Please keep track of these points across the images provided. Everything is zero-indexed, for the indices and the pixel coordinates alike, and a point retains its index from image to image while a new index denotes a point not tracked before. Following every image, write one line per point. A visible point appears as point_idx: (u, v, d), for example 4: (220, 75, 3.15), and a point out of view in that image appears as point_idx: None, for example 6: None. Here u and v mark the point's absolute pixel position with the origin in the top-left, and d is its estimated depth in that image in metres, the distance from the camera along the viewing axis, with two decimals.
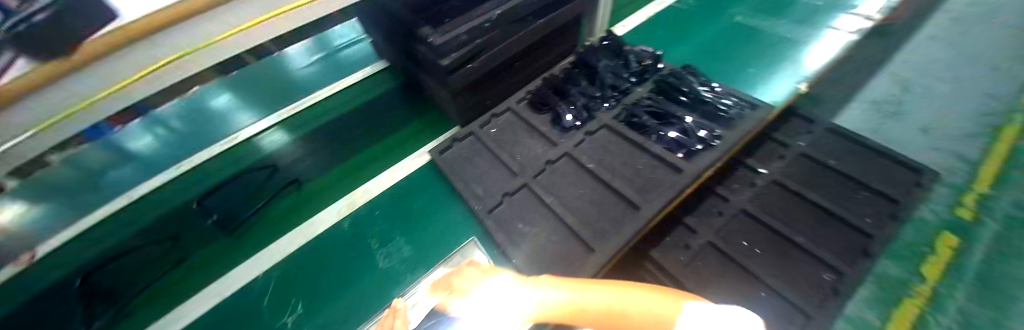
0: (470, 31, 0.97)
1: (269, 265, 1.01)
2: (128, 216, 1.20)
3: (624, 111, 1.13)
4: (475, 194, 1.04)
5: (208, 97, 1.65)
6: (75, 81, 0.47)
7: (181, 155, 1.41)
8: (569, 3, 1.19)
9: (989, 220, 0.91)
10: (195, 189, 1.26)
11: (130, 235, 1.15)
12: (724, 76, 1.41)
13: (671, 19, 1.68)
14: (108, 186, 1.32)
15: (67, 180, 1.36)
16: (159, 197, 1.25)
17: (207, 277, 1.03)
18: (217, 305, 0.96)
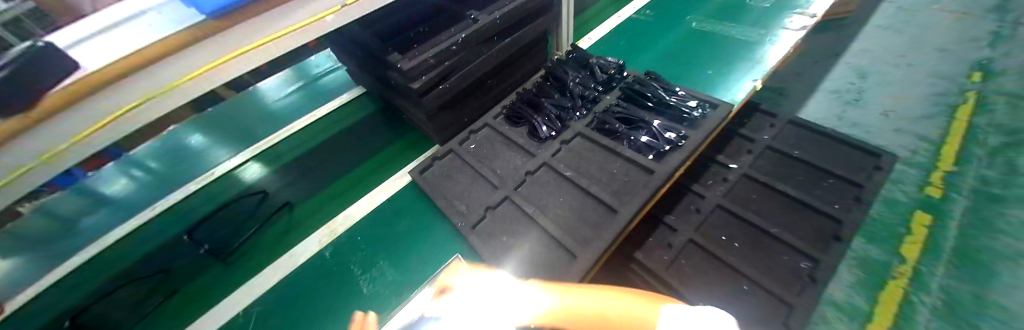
0: (438, 55, 1.01)
1: (250, 301, 0.98)
2: (103, 261, 1.16)
3: (596, 119, 1.17)
4: (458, 211, 1.05)
5: (183, 135, 1.63)
6: (39, 134, 0.48)
7: (156, 196, 1.37)
8: (533, 21, 1.26)
9: (958, 196, 1.12)
10: (172, 228, 1.23)
11: (104, 280, 1.10)
12: (686, 78, 1.49)
13: (633, 30, 1.77)
14: (82, 232, 1.28)
15: (37, 230, 1.31)
16: (138, 238, 1.22)
17: (187, 317, 0.99)
18: None
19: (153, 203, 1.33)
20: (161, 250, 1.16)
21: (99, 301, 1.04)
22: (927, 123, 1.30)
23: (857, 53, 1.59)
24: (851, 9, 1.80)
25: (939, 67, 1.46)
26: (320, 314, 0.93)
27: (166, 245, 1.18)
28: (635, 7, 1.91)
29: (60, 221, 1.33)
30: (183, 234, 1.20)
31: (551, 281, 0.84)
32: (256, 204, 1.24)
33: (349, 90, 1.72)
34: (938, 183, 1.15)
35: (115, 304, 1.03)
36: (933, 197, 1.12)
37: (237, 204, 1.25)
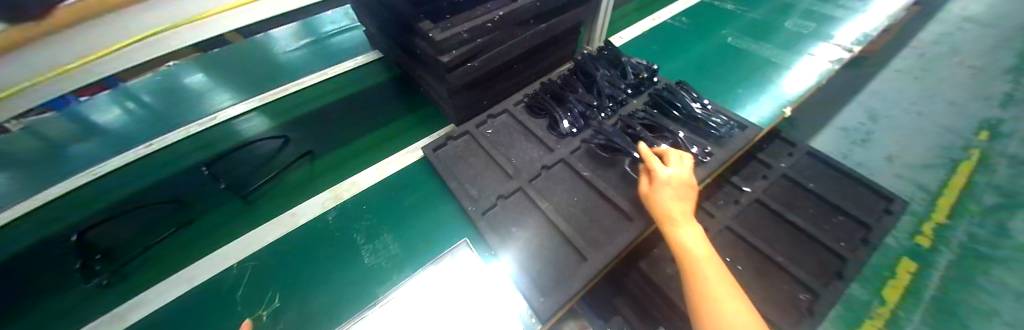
0: (471, 30, 0.96)
1: (245, 255, 0.95)
2: (90, 193, 1.12)
3: (620, 121, 1.14)
4: (469, 195, 1.02)
5: (185, 74, 1.57)
6: (44, 49, 0.45)
7: (151, 134, 1.32)
8: (570, 10, 1.20)
9: (947, 249, 1.17)
10: (164, 171, 1.19)
11: (87, 214, 1.05)
12: (711, 92, 1.45)
13: (663, 34, 1.73)
14: (72, 160, 1.23)
15: (26, 150, 1.27)
16: (129, 175, 1.17)
17: (177, 261, 0.95)
18: (185, 294, 0.89)
19: (149, 141, 1.28)
20: (156, 192, 1.12)
21: (98, 226, 1.01)
22: (931, 174, 1.31)
23: (880, 92, 1.57)
24: (877, 47, 1.78)
25: (952, 119, 1.46)
26: (315, 278, 0.91)
27: (156, 187, 1.13)
28: (668, 12, 1.86)
29: (49, 145, 1.28)
30: (176, 179, 1.16)
31: (689, 227, 0.77)
32: (259, 157, 1.21)
33: (363, 53, 1.67)
34: (929, 233, 1.20)
35: (118, 230, 1.01)
36: (922, 247, 1.17)
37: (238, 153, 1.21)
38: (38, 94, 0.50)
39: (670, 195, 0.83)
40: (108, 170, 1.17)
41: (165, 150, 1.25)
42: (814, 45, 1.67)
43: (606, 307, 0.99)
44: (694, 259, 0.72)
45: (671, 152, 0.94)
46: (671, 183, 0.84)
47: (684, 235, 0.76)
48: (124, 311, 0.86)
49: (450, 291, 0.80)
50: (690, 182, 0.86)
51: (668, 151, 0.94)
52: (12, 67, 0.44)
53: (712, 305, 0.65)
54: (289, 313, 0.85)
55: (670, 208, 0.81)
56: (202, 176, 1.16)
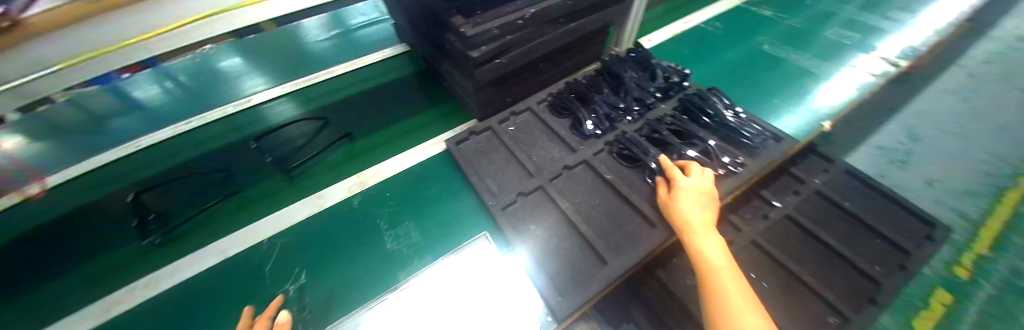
0: (502, 27, 0.96)
1: (276, 233, 0.99)
2: (132, 164, 1.19)
3: (646, 126, 1.11)
4: (490, 190, 1.02)
5: (221, 57, 1.64)
6: (92, 29, 0.51)
7: (191, 111, 1.39)
8: (602, 10, 1.18)
9: (989, 282, 1.09)
10: (196, 148, 1.24)
11: (128, 184, 1.13)
12: (745, 100, 1.40)
13: (694, 39, 1.68)
14: (115, 133, 1.31)
15: (74, 120, 1.35)
16: (169, 148, 1.23)
17: (213, 232, 1.00)
18: (218, 264, 0.93)
19: (185, 119, 1.34)
20: (192, 167, 1.17)
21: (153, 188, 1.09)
22: (977, 201, 1.22)
23: (929, 105, 1.45)
24: (930, 59, 1.64)
25: (1006, 144, 1.35)
26: (335, 260, 0.93)
27: (193, 161, 1.19)
28: (702, 16, 1.80)
29: (98, 117, 1.36)
30: (211, 156, 1.21)
31: (709, 238, 0.74)
32: (287, 140, 1.25)
33: (390, 46, 1.69)
34: (967, 265, 1.10)
35: (169, 194, 1.09)
36: (961, 278, 1.08)
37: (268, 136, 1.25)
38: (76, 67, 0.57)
39: (690, 204, 0.81)
40: (152, 142, 1.25)
41: (201, 127, 1.31)
42: (855, 56, 1.60)
43: (617, 313, 0.93)
44: (714, 270, 0.68)
45: (694, 164, 0.92)
46: (690, 193, 0.83)
47: (702, 243, 0.73)
48: (164, 274, 0.92)
49: (469, 280, 0.79)
50: (713, 194, 0.84)
51: (690, 163, 0.93)
52: (59, 44, 0.50)
53: (731, 316, 0.61)
54: (314, 291, 0.87)
55: (689, 214, 0.79)
56: (235, 153, 1.21)
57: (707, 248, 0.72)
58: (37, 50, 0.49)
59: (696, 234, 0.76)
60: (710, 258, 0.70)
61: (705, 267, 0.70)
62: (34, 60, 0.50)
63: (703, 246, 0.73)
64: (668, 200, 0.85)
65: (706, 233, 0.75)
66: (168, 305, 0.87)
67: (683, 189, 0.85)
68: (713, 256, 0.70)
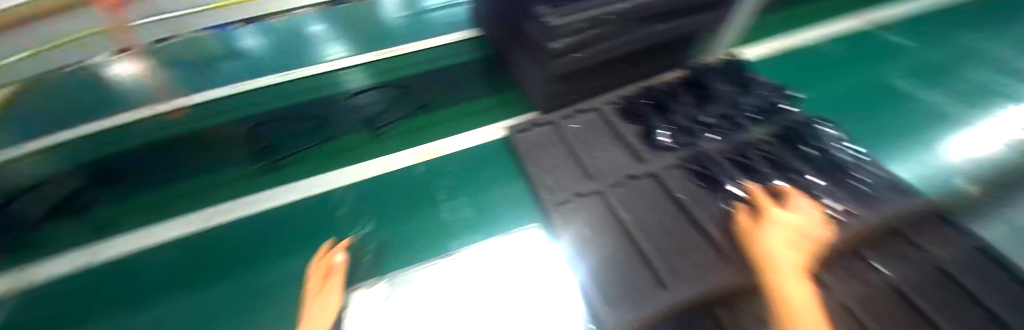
0: (589, 19, 0.90)
1: (353, 182, 1.14)
2: (239, 103, 1.40)
3: (732, 147, 1.00)
4: (546, 186, 0.99)
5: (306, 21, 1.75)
6: None
7: (285, 66, 1.55)
8: (702, 12, 1.06)
9: None
10: (287, 100, 1.42)
11: (231, 119, 1.35)
12: (858, 133, 1.16)
13: (801, 59, 1.45)
14: (223, 78, 1.49)
15: (188, 63, 1.51)
16: (267, 95, 1.43)
17: (305, 171, 1.20)
18: (305, 198, 1.12)
19: (281, 72, 1.51)
20: (282, 115, 1.37)
21: (269, 120, 1.35)
22: None
23: None
24: None
25: None
26: (399, 221, 1.02)
27: (285, 110, 1.38)
28: (815, 35, 1.55)
29: (208, 62, 1.53)
30: (300, 107, 1.39)
31: (796, 283, 0.67)
32: (372, 104, 1.40)
33: (463, 30, 1.70)
34: None
35: (277, 128, 1.34)
36: None
37: (354, 98, 1.42)
38: None
39: (782, 239, 0.73)
40: (256, 86, 1.46)
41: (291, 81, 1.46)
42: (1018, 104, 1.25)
43: None
44: (793, 306, 0.63)
45: (790, 195, 0.83)
46: (785, 223, 0.75)
47: (789, 285, 0.66)
48: (265, 196, 1.14)
49: (504, 260, 0.83)
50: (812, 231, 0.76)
51: (787, 195, 0.84)
52: None
53: None
54: (374, 241, 0.97)
55: (779, 250, 0.71)
56: (320, 110, 1.39)
57: (792, 292, 0.65)
58: None
59: (783, 273, 0.68)
60: (796, 304, 0.63)
61: (787, 312, 0.63)
62: None
63: (789, 289, 0.65)
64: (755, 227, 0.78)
65: (794, 275, 0.67)
66: (256, 221, 1.06)
67: (777, 220, 0.76)
68: (798, 302, 0.63)
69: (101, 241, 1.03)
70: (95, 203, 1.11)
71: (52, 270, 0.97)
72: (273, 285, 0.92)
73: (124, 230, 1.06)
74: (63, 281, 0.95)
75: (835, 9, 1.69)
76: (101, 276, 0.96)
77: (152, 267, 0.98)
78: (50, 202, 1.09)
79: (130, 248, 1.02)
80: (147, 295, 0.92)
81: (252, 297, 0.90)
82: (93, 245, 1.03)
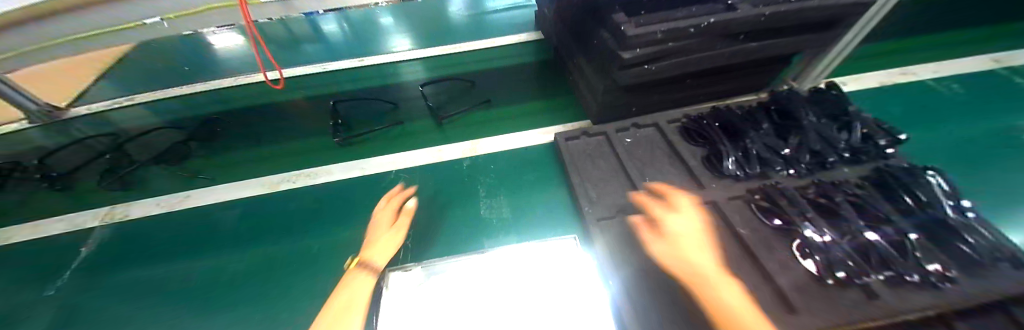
0: (669, 32, 0.86)
1: (403, 167, 1.22)
2: (316, 80, 1.65)
3: (812, 187, 0.88)
4: (588, 197, 0.95)
5: (378, 15, 2.08)
6: None
7: (360, 51, 1.81)
8: (801, 35, 0.95)
9: None
10: (357, 84, 1.60)
11: (309, 95, 1.57)
12: (979, 191, 0.95)
13: (915, 98, 1.23)
14: (309, 56, 1.83)
15: (288, 44, 1.92)
16: (343, 75, 1.66)
17: (364, 153, 1.30)
18: (358, 177, 1.22)
19: (355, 56, 1.78)
20: (355, 96, 1.54)
21: (347, 98, 1.51)
22: None
23: None
24: None
25: None
26: (440, 212, 1.04)
27: (356, 92, 1.55)
28: (929, 70, 1.32)
29: (301, 43, 1.92)
30: (368, 91, 1.56)
31: (720, 280, 0.53)
32: (437, 94, 1.50)
33: (526, 32, 1.80)
34: None
35: (354, 107, 1.49)
36: None
37: (423, 87, 1.51)
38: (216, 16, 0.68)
39: (691, 243, 0.59)
40: (336, 68, 1.71)
41: (364, 67, 1.68)
42: None
43: None
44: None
45: (673, 192, 0.73)
46: (684, 223, 0.63)
47: (725, 296, 0.50)
48: (324, 170, 1.26)
49: (537, 266, 0.79)
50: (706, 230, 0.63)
51: (670, 191, 0.74)
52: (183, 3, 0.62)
53: None
54: (414, 225, 1.00)
55: (695, 258, 0.56)
56: (387, 95, 1.52)
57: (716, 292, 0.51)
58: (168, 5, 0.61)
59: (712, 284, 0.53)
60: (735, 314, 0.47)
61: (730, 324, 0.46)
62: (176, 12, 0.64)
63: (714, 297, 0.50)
64: (658, 235, 0.64)
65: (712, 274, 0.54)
66: (319, 192, 1.19)
67: (675, 222, 0.64)
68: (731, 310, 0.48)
69: (207, 189, 1.25)
70: (190, 154, 1.38)
71: (166, 207, 1.21)
72: (326, 252, 1.03)
73: (213, 181, 1.28)
74: (174, 218, 1.18)
75: (966, 42, 1.43)
76: (199, 220, 1.17)
77: (235, 218, 1.15)
78: (158, 148, 1.42)
79: (220, 200, 1.21)
80: (232, 242, 1.09)
81: (308, 260, 1.02)
82: (197, 192, 1.25)
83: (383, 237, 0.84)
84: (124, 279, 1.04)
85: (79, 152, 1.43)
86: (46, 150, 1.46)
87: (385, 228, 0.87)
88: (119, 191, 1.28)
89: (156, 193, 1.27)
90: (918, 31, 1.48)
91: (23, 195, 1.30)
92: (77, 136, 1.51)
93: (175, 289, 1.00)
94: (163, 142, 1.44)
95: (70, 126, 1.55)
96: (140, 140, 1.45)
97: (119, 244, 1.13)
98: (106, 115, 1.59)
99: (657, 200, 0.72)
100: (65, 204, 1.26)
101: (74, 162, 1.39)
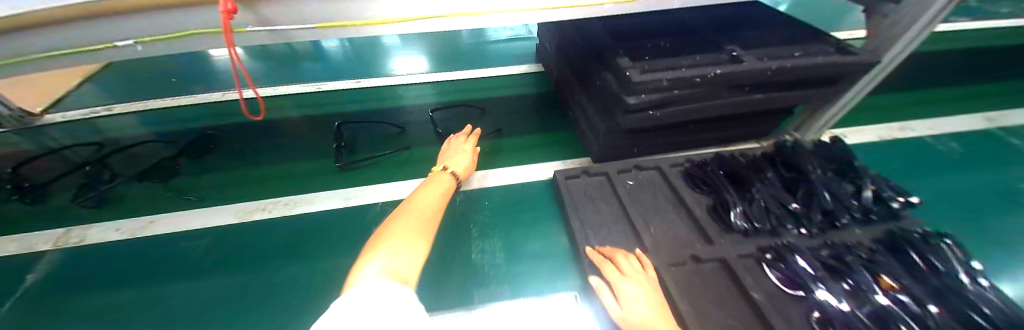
0: (676, 80, 0.84)
1: (393, 199, 1.15)
2: (312, 99, 1.60)
3: (825, 248, 0.85)
4: (589, 245, 0.89)
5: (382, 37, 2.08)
6: (182, 15, 0.54)
7: (361, 72, 1.79)
8: (805, 89, 0.95)
9: None
10: (355, 105, 1.56)
11: (304, 115, 1.51)
12: (999, 254, 0.91)
13: (915, 154, 1.22)
14: (307, 74, 1.78)
15: (286, 60, 1.88)
16: (341, 96, 1.62)
17: (358, 180, 1.23)
18: (342, 208, 1.14)
19: (355, 77, 1.75)
20: (352, 118, 1.49)
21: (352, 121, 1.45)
22: None
23: None
24: None
25: None
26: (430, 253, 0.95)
27: (353, 115, 1.51)
28: (926, 126, 1.34)
29: (300, 60, 1.89)
30: (365, 114, 1.51)
31: None
32: (448, 119, 1.45)
33: (527, 63, 1.80)
34: None
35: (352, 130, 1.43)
36: None
37: (433, 113, 1.46)
38: (190, 43, 0.60)
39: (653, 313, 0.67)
40: (334, 88, 1.67)
41: (364, 89, 1.65)
42: None
43: None
44: None
45: (620, 254, 0.82)
46: (640, 292, 0.71)
47: None
48: (308, 197, 1.18)
49: None
50: (654, 292, 0.73)
51: (617, 253, 0.83)
52: (157, 21, 0.55)
53: None
54: None
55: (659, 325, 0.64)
56: (385, 119, 1.47)
57: None
58: (141, 23, 0.55)
59: None
60: None
61: None
62: (142, 30, 0.56)
63: None
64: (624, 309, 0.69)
65: None
66: (300, 223, 1.10)
67: (631, 290, 0.72)
68: None
69: (177, 213, 1.15)
70: (179, 172, 1.28)
71: (126, 234, 1.10)
72: (308, 278, 0.95)
73: (185, 204, 1.18)
74: (138, 243, 1.07)
75: (956, 100, 1.47)
76: (158, 248, 1.05)
77: (205, 244, 1.06)
78: (145, 162, 1.32)
79: (190, 228, 1.11)
80: (202, 267, 1.00)
81: (287, 287, 0.93)
82: (166, 216, 1.14)
83: (460, 160, 1.02)
84: (74, 304, 0.92)
85: (54, 163, 1.31)
86: (3, 157, 1.33)
87: (461, 154, 1.05)
88: (78, 209, 1.16)
89: (121, 214, 1.16)
90: (911, 87, 1.52)
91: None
92: (43, 144, 1.40)
93: (132, 317, 0.89)
94: (152, 156, 1.34)
95: (39, 133, 1.45)
96: (125, 153, 1.35)
97: (70, 267, 1.01)
98: (80, 123, 1.49)
99: (609, 265, 0.80)
100: (16, 221, 1.14)
101: (49, 172, 1.27)
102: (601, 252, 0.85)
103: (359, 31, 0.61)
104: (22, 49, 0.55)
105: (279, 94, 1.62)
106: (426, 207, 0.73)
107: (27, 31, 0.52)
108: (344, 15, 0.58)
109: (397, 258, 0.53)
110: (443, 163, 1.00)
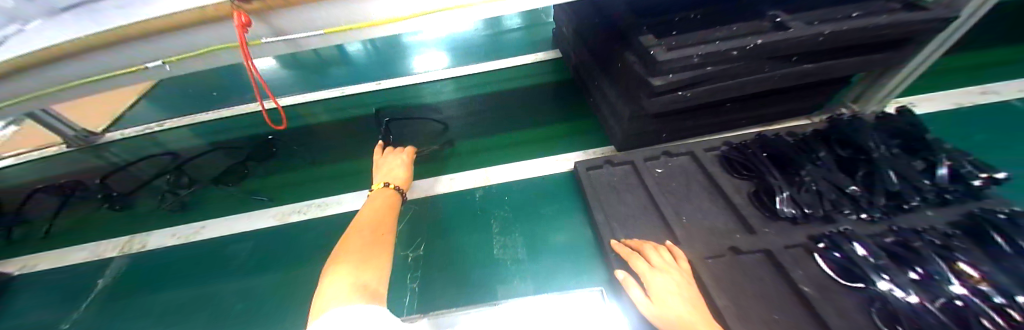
0: (708, 55, 0.77)
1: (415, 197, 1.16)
2: (337, 102, 1.65)
3: (890, 235, 0.75)
4: (615, 239, 0.85)
5: (398, 36, 2.10)
6: (198, 34, 0.55)
7: (381, 74, 1.81)
8: (862, 56, 0.86)
9: None
10: (376, 107, 1.58)
11: (330, 119, 1.56)
12: None
13: (1000, 122, 1.06)
14: (331, 78, 1.84)
15: (311, 67, 1.95)
16: (364, 98, 1.65)
17: None
18: None
19: (375, 79, 1.77)
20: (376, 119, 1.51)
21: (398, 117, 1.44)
22: None
23: None
24: None
25: None
26: (429, 255, 0.95)
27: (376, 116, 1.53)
28: (1012, 88, 1.16)
29: (323, 66, 1.95)
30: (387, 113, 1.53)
31: None
32: (468, 115, 1.44)
33: (542, 51, 1.74)
34: None
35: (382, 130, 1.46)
36: None
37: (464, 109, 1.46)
38: (212, 59, 0.61)
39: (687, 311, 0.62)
40: (356, 91, 1.71)
41: (384, 90, 1.68)
42: None
43: None
44: None
45: (650, 245, 0.78)
46: (670, 288, 0.67)
47: None
48: (335, 199, 1.22)
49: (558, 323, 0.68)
50: (686, 287, 0.68)
51: (646, 244, 0.79)
52: (178, 41, 0.56)
53: None
54: (432, 264, 0.93)
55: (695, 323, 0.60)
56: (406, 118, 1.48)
57: None
58: (160, 44, 0.56)
59: None
60: None
61: None
62: (162, 50, 0.57)
63: None
64: (659, 308, 0.64)
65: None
66: (329, 224, 1.14)
67: (664, 287, 0.67)
68: None
69: (221, 219, 1.22)
70: (249, 174, 1.36)
71: (180, 239, 1.18)
72: None
73: (226, 209, 1.26)
74: (193, 248, 1.15)
75: None
76: (203, 252, 1.13)
77: (249, 247, 1.12)
78: (219, 168, 1.40)
79: (232, 232, 1.18)
80: (248, 267, 1.06)
81: None
82: (212, 222, 1.22)
83: (398, 173, 0.99)
84: (141, 303, 1.02)
85: (124, 176, 1.43)
86: (73, 173, 1.48)
87: (397, 166, 1.01)
88: (141, 218, 1.27)
89: (172, 221, 1.25)
90: (991, 44, 1.32)
91: (80, 216, 1.30)
92: (106, 160, 1.54)
93: (195, 313, 0.97)
94: (219, 162, 1.44)
95: (101, 150, 1.59)
96: (195, 161, 1.45)
97: (138, 271, 1.11)
98: (136, 139, 1.63)
99: (638, 257, 0.76)
100: (87, 231, 1.25)
101: (131, 183, 1.40)
102: (629, 244, 0.81)
103: (366, 33, 0.61)
104: (67, 76, 0.59)
105: (306, 101, 1.68)
106: (377, 225, 0.72)
107: (64, 62, 0.56)
108: (350, 18, 0.57)
109: (364, 279, 0.56)
110: (381, 179, 0.96)
